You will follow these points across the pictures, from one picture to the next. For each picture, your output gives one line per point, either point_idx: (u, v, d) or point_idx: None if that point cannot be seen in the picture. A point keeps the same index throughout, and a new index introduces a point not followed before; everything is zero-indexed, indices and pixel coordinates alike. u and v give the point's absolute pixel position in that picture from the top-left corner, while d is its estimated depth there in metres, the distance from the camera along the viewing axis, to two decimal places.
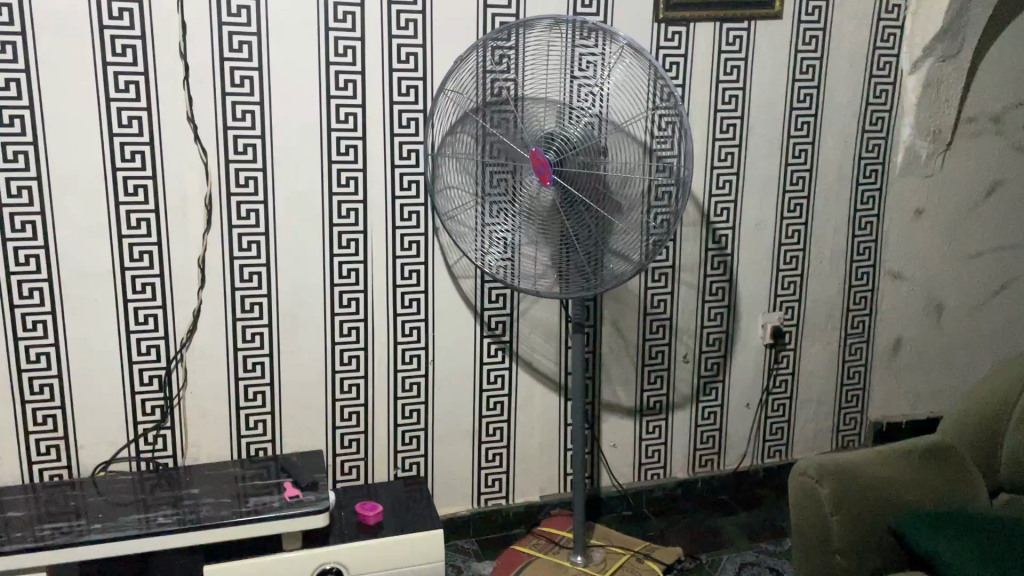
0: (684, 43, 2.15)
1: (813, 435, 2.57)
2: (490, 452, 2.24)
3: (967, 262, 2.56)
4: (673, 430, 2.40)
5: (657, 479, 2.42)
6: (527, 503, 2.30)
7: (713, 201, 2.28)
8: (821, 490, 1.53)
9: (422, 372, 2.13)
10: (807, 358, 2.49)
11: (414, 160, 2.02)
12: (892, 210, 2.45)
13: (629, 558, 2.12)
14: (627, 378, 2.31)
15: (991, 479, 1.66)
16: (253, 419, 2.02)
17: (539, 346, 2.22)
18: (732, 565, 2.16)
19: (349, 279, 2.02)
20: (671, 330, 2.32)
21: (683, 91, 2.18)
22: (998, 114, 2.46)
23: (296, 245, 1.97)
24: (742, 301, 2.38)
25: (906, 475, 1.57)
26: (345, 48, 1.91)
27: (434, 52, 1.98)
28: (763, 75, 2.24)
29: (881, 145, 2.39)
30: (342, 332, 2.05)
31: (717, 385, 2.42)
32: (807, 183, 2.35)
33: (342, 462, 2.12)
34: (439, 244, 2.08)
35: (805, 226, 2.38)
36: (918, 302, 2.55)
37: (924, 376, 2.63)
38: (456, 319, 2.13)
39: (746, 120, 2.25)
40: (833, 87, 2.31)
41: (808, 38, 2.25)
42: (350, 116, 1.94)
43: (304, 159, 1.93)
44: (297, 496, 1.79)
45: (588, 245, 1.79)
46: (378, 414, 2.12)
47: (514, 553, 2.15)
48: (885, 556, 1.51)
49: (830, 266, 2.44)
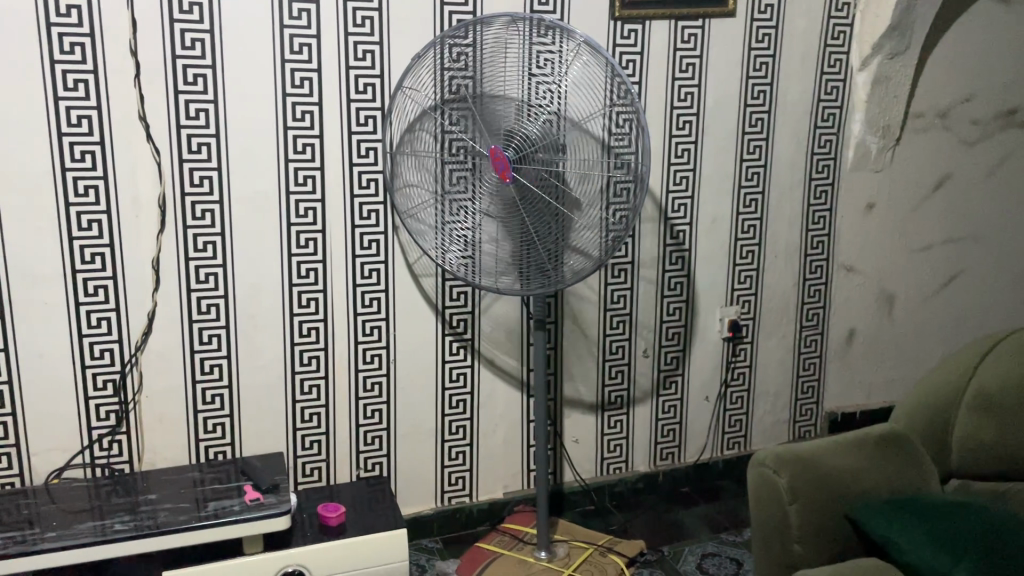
0: (640, 41, 2.17)
1: (771, 426, 2.61)
2: (453, 450, 2.24)
3: (917, 254, 2.63)
4: (635, 424, 2.42)
5: (620, 473, 2.44)
6: (491, 501, 2.30)
7: (671, 197, 2.30)
8: (780, 480, 1.55)
9: (383, 371, 2.12)
10: (765, 350, 2.53)
11: (372, 158, 2.00)
12: (845, 204, 2.50)
13: (593, 552, 2.14)
14: (589, 374, 2.33)
15: (943, 465, 1.70)
16: (212, 422, 1.99)
17: (501, 344, 2.23)
18: (695, 556, 2.18)
19: (308, 279, 2.00)
20: (631, 325, 2.34)
21: (640, 88, 2.20)
22: (944, 109, 2.53)
23: (253, 246, 1.94)
24: (700, 296, 2.41)
25: (860, 463, 1.60)
26: (300, 45, 1.89)
27: (391, 50, 1.97)
28: (718, 72, 2.27)
29: (833, 140, 2.44)
30: (301, 333, 2.03)
31: (677, 378, 2.44)
32: (761, 178, 2.39)
33: (304, 463, 2.10)
34: (399, 242, 2.07)
35: (760, 221, 2.42)
36: (870, 294, 2.61)
37: (878, 366, 2.69)
38: (418, 317, 2.13)
39: (701, 117, 2.28)
40: (787, 84, 2.35)
41: (762, 35, 2.29)
42: (307, 115, 1.92)
43: (261, 159, 1.91)
44: (258, 499, 1.77)
45: (548, 243, 1.82)
46: (340, 414, 2.11)
47: (478, 551, 2.15)
48: (840, 543, 1.55)
49: (785, 260, 2.48)
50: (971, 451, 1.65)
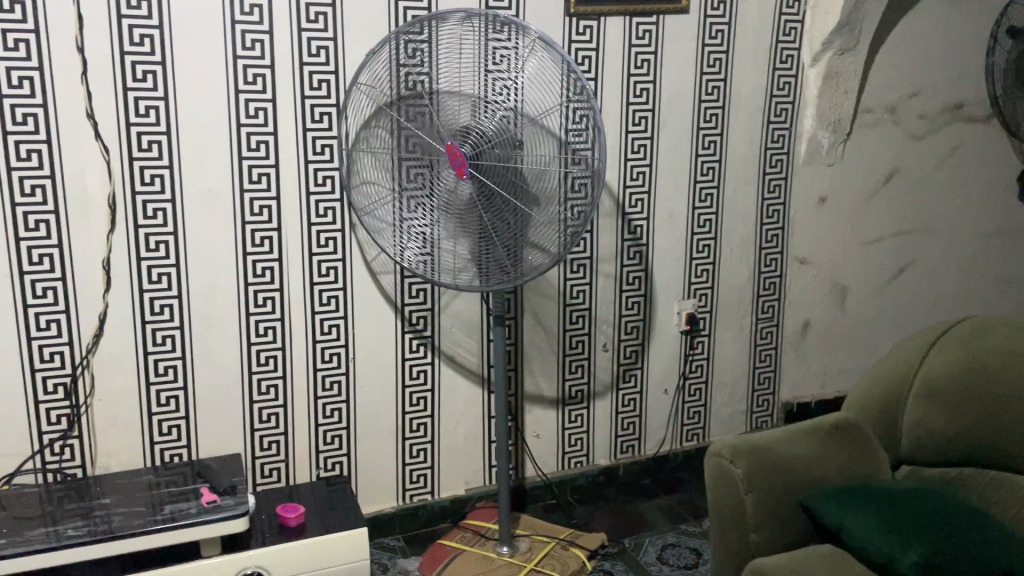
0: (595, 37, 2.18)
1: (728, 417, 2.65)
2: (414, 448, 2.23)
3: (869, 246, 2.68)
4: (595, 418, 2.44)
5: (581, 467, 2.45)
6: (452, 498, 2.30)
7: (628, 192, 2.32)
8: (736, 470, 1.57)
9: (342, 370, 2.11)
10: (721, 343, 2.57)
11: (328, 155, 1.99)
12: (798, 197, 2.54)
13: (554, 546, 2.15)
14: (549, 369, 2.34)
15: (893, 453, 1.74)
16: (167, 425, 1.96)
17: (461, 340, 2.23)
18: (655, 547, 2.21)
19: (264, 278, 1.98)
20: (590, 320, 2.36)
21: (595, 84, 2.21)
22: (893, 104, 2.58)
23: (207, 245, 1.91)
24: (658, 289, 2.44)
25: (813, 452, 1.64)
26: (252, 41, 1.86)
27: (346, 46, 1.95)
28: (673, 68, 2.29)
29: (785, 135, 2.48)
30: (258, 332, 2.00)
31: (636, 371, 2.47)
32: (716, 173, 2.42)
33: (262, 464, 2.08)
34: (357, 239, 2.05)
35: (716, 215, 2.45)
36: (824, 286, 2.65)
37: (833, 355, 2.74)
38: (377, 314, 2.11)
39: (656, 112, 2.30)
40: (740, 80, 2.38)
41: (715, 32, 2.31)
42: (260, 111, 1.90)
43: (214, 157, 1.88)
44: (214, 501, 1.75)
45: (507, 240, 1.82)
46: (299, 413, 2.09)
47: (441, 548, 2.15)
48: (795, 530, 1.58)
49: (740, 254, 2.52)
50: (920, 439, 1.69)
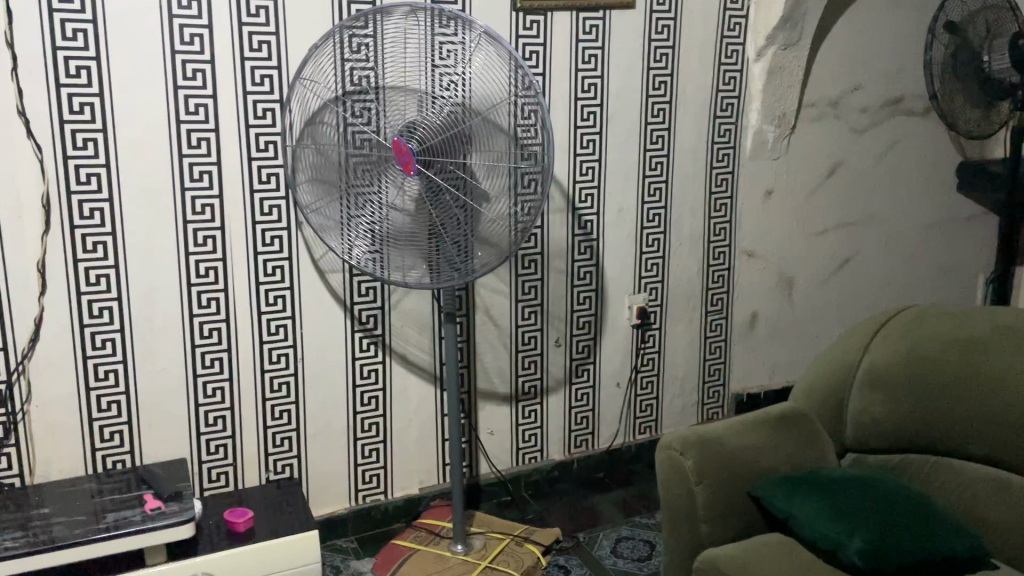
0: (543, 32, 2.17)
1: (680, 410, 2.67)
2: (366, 448, 2.21)
3: (814, 238, 2.73)
4: (549, 413, 2.44)
5: (535, 463, 2.45)
6: (406, 497, 2.28)
7: (577, 187, 2.32)
8: (686, 461, 1.59)
9: (291, 371, 2.07)
10: (672, 336, 2.59)
11: (272, 152, 1.95)
12: (745, 191, 2.57)
13: (509, 543, 2.14)
14: (502, 366, 2.33)
15: (839, 441, 1.77)
16: (109, 431, 1.91)
17: (412, 338, 2.20)
18: (610, 541, 2.22)
19: (208, 278, 1.94)
20: (542, 315, 2.36)
21: (543, 80, 2.20)
22: (835, 98, 2.63)
23: (148, 244, 1.86)
24: (609, 284, 2.44)
25: (761, 442, 1.66)
26: (191, 36, 1.82)
27: (288, 40, 1.91)
28: (620, 63, 2.30)
29: (732, 130, 2.51)
30: (202, 334, 1.96)
31: (589, 366, 2.47)
32: (665, 168, 2.43)
33: (209, 469, 2.03)
34: (304, 238, 2.02)
35: (665, 209, 2.47)
36: (771, 278, 2.69)
37: (780, 347, 2.78)
38: (326, 314, 2.08)
39: (604, 108, 2.31)
40: (686, 76, 2.40)
41: (661, 27, 2.33)
42: (201, 108, 1.86)
43: (153, 155, 1.83)
44: (159, 508, 1.71)
45: (457, 235, 1.81)
46: (246, 416, 2.05)
47: (395, 548, 2.13)
48: (744, 520, 1.60)
49: (690, 248, 2.54)
50: (864, 427, 1.72)
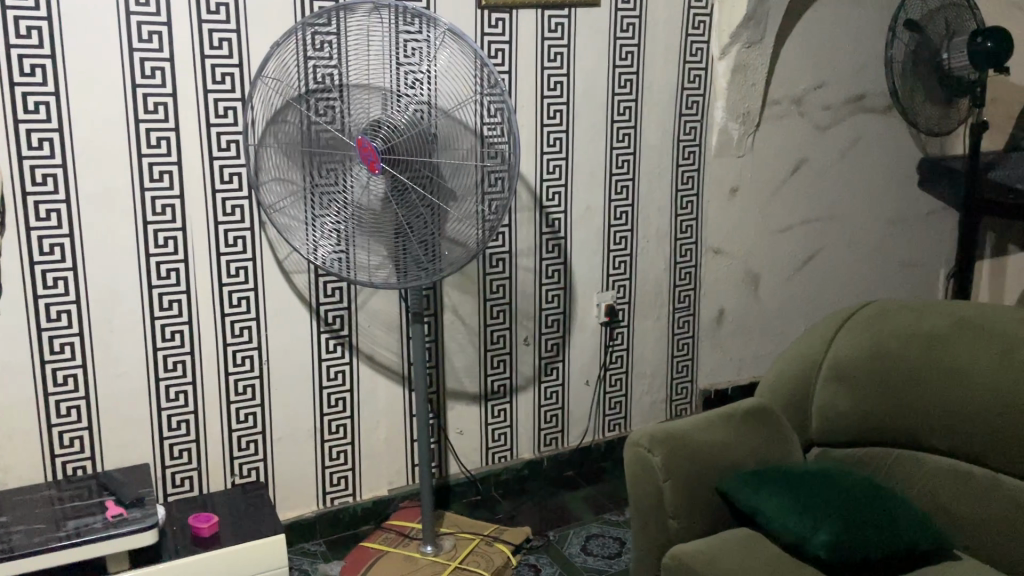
0: (508, 30, 2.17)
1: (648, 407, 2.68)
2: (334, 450, 2.18)
3: (779, 235, 2.75)
4: (518, 412, 2.44)
5: (505, 462, 2.45)
6: (374, 499, 2.26)
7: (545, 185, 2.32)
8: (654, 458, 1.59)
9: (256, 373, 2.05)
10: (640, 333, 2.59)
11: (234, 151, 1.92)
12: (710, 189, 2.59)
13: (478, 543, 2.13)
14: (471, 365, 2.32)
15: (804, 435, 1.79)
16: (68, 436, 1.87)
17: (380, 339, 2.18)
18: (579, 538, 2.22)
19: (170, 280, 1.91)
20: (510, 313, 2.35)
21: (508, 78, 2.20)
22: (799, 96, 2.66)
23: (107, 246, 1.83)
24: (577, 283, 2.45)
25: (729, 438, 1.67)
26: (149, 33, 1.79)
27: (249, 37, 1.89)
28: (586, 61, 2.30)
29: (697, 127, 2.52)
30: (164, 337, 1.93)
31: (558, 364, 2.47)
32: (631, 166, 2.44)
33: (173, 474, 2.00)
34: (268, 239, 1.99)
35: (632, 207, 2.47)
36: (737, 275, 2.71)
37: (746, 342, 2.80)
38: (291, 315, 2.06)
39: (571, 105, 2.30)
40: (651, 74, 2.41)
41: (626, 25, 2.33)
42: (160, 106, 1.82)
43: (111, 154, 1.80)
44: (120, 515, 1.67)
45: (423, 235, 1.79)
46: (211, 419, 2.02)
47: (363, 550, 2.11)
48: (712, 515, 1.61)
49: (657, 245, 2.55)
50: (829, 421, 1.74)
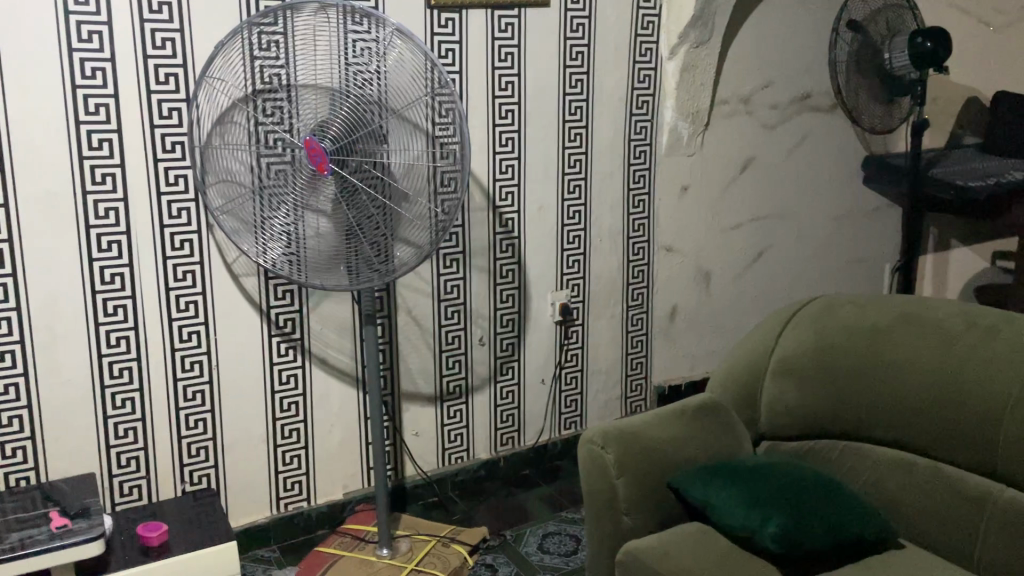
0: (458, 30, 2.16)
1: (604, 405, 2.70)
2: (287, 455, 2.16)
3: (729, 233, 2.79)
4: (474, 412, 2.43)
5: (461, 462, 2.44)
6: (329, 503, 2.24)
7: (497, 185, 2.32)
8: (607, 455, 1.60)
9: (206, 379, 2.01)
10: (595, 331, 2.61)
11: (179, 153, 1.89)
12: (661, 187, 2.61)
13: (435, 544, 2.13)
14: (426, 366, 2.31)
15: (754, 429, 1.82)
16: (10, 446, 1.82)
17: (333, 341, 2.16)
18: (537, 537, 2.23)
19: (114, 285, 1.87)
20: (465, 314, 2.35)
21: (459, 78, 2.19)
22: (747, 95, 2.70)
23: (48, 252, 1.79)
24: (531, 281, 2.45)
25: (680, 433, 1.69)
26: (89, 33, 1.74)
27: (193, 37, 1.85)
28: (536, 62, 2.30)
29: (647, 126, 2.55)
30: (109, 343, 1.89)
31: (513, 363, 2.48)
32: (583, 165, 2.45)
33: (120, 483, 1.96)
34: (215, 242, 1.96)
35: (585, 206, 2.49)
36: (689, 272, 2.74)
37: (699, 339, 2.84)
38: (240, 319, 2.03)
39: (523, 105, 2.31)
40: (602, 73, 2.42)
41: (576, 26, 2.34)
42: (101, 108, 1.78)
43: (50, 157, 1.75)
44: (65, 526, 1.63)
45: (375, 236, 1.79)
46: (159, 427, 1.98)
47: (319, 555, 2.09)
48: (664, 511, 1.63)
49: (610, 243, 2.57)
50: (777, 415, 1.77)
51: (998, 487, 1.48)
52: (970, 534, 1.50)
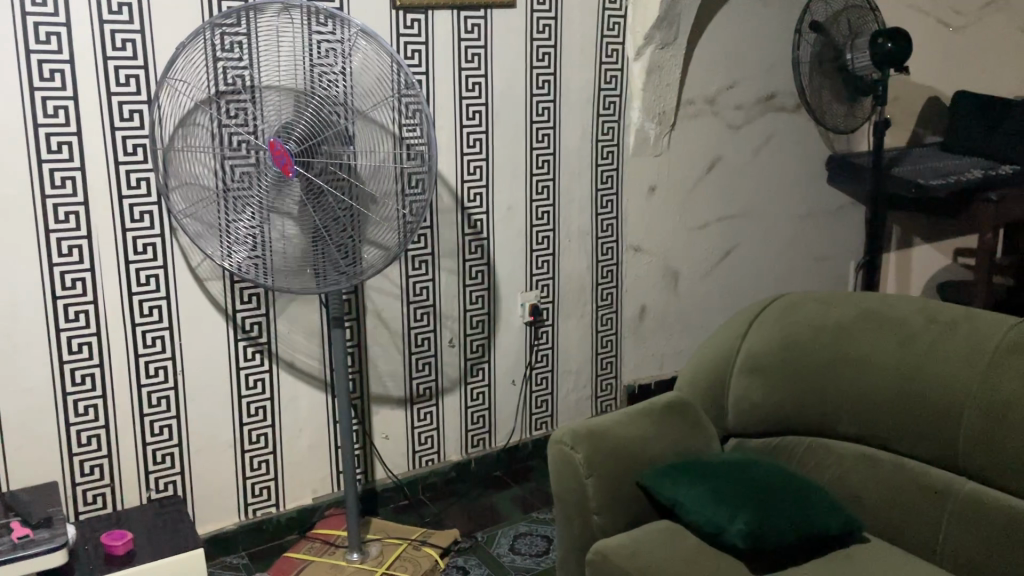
0: (424, 31, 2.16)
1: (574, 405, 2.71)
2: (255, 460, 2.14)
3: (696, 232, 2.81)
4: (444, 415, 2.43)
5: (432, 465, 2.44)
6: (298, 508, 2.23)
7: (465, 186, 2.32)
8: (576, 454, 1.61)
9: (171, 385, 1.99)
10: (564, 331, 2.62)
11: (141, 155, 1.86)
12: (629, 187, 2.63)
13: (406, 547, 2.12)
14: (396, 368, 2.30)
15: (722, 427, 1.83)
16: None
17: (300, 345, 2.14)
18: (508, 538, 2.23)
19: (75, 290, 1.83)
20: (434, 316, 2.34)
21: (425, 79, 2.19)
22: (712, 96, 2.72)
23: (6, 257, 1.75)
24: (500, 283, 2.45)
25: (649, 431, 1.70)
26: (47, 34, 1.72)
27: (155, 38, 1.83)
28: (503, 62, 2.30)
29: (614, 127, 2.56)
30: (71, 349, 1.85)
31: (483, 365, 2.47)
32: (551, 166, 2.46)
33: (84, 491, 1.92)
34: (179, 246, 1.93)
35: (553, 207, 2.49)
36: (658, 272, 2.76)
37: (668, 338, 2.86)
38: (206, 324, 2.00)
39: (490, 107, 2.31)
40: (568, 74, 2.43)
41: (542, 27, 2.35)
42: (60, 110, 1.75)
43: (8, 160, 1.72)
44: (26, 535, 1.60)
45: (341, 240, 1.77)
46: (123, 434, 1.95)
47: (288, 561, 2.07)
48: (634, 509, 1.63)
49: (578, 243, 2.57)
50: (744, 413, 1.79)
51: (959, 482, 1.51)
52: (932, 529, 1.53)
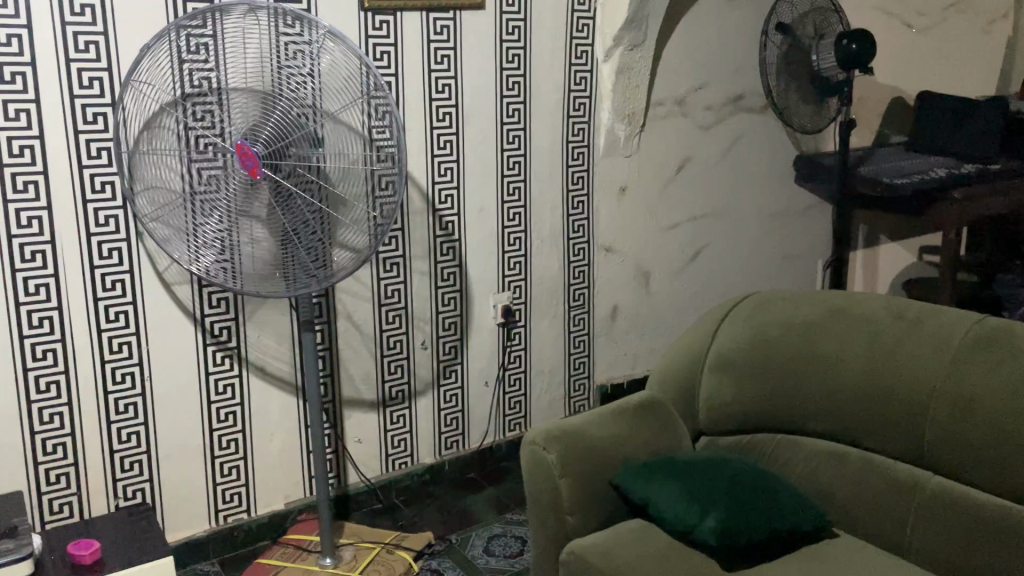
0: (393, 32, 2.15)
1: (547, 405, 2.71)
2: (226, 466, 2.12)
3: (666, 232, 2.83)
4: (417, 417, 2.42)
5: (405, 468, 2.43)
6: (270, 514, 2.21)
7: (437, 187, 2.31)
8: (549, 455, 1.61)
9: (138, 391, 1.96)
10: (537, 332, 2.62)
11: (105, 159, 1.83)
12: (600, 188, 2.64)
13: (379, 551, 2.11)
14: (368, 371, 2.29)
15: (693, 426, 1.84)
16: None
17: (271, 348, 2.12)
18: (482, 539, 2.23)
19: (39, 296, 1.80)
20: (406, 318, 2.33)
21: (395, 80, 2.18)
22: (681, 97, 2.74)
23: None
24: (472, 285, 2.45)
25: (622, 431, 1.70)
26: (8, 36, 1.69)
27: (119, 40, 1.80)
28: (472, 63, 2.30)
29: (585, 128, 2.57)
30: (35, 356, 1.82)
31: (456, 366, 2.47)
32: (522, 167, 2.46)
33: (49, 501, 1.89)
34: (145, 251, 1.91)
35: (524, 208, 2.49)
36: (629, 272, 2.77)
37: (640, 338, 2.87)
38: (174, 329, 1.98)
39: (460, 109, 2.31)
40: (538, 76, 2.44)
41: (511, 28, 2.35)
42: (22, 113, 1.72)
43: None
44: None
45: (310, 243, 1.76)
46: (90, 441, 1.92)
47: (260, 567, 2.05)
48: (606, 509, 1.64)
49: (549, 244, 2.58)
50: (715, 412, 1.80)
51: (925, 476, 1.53)
52: (899, 523, 1.55)
